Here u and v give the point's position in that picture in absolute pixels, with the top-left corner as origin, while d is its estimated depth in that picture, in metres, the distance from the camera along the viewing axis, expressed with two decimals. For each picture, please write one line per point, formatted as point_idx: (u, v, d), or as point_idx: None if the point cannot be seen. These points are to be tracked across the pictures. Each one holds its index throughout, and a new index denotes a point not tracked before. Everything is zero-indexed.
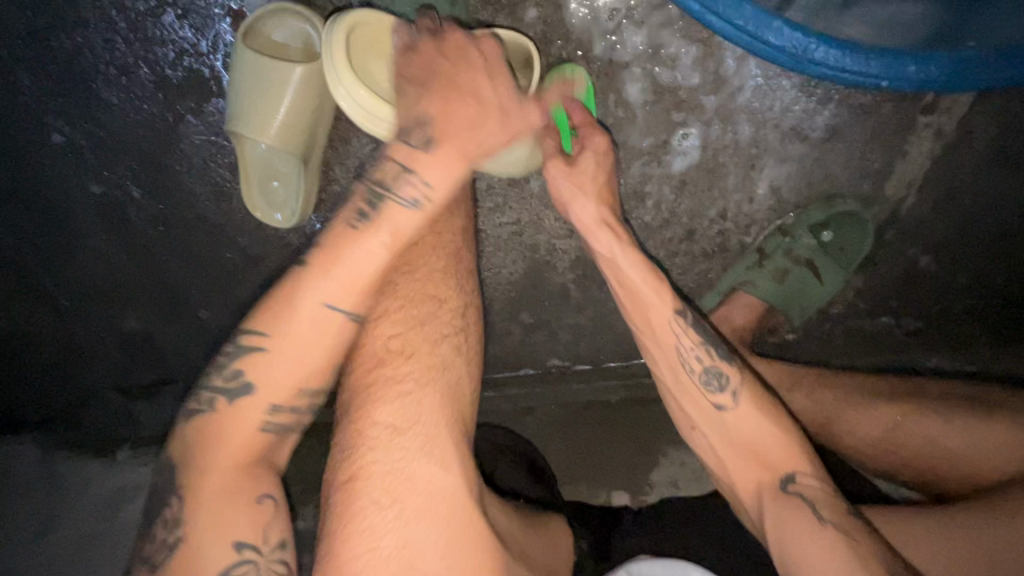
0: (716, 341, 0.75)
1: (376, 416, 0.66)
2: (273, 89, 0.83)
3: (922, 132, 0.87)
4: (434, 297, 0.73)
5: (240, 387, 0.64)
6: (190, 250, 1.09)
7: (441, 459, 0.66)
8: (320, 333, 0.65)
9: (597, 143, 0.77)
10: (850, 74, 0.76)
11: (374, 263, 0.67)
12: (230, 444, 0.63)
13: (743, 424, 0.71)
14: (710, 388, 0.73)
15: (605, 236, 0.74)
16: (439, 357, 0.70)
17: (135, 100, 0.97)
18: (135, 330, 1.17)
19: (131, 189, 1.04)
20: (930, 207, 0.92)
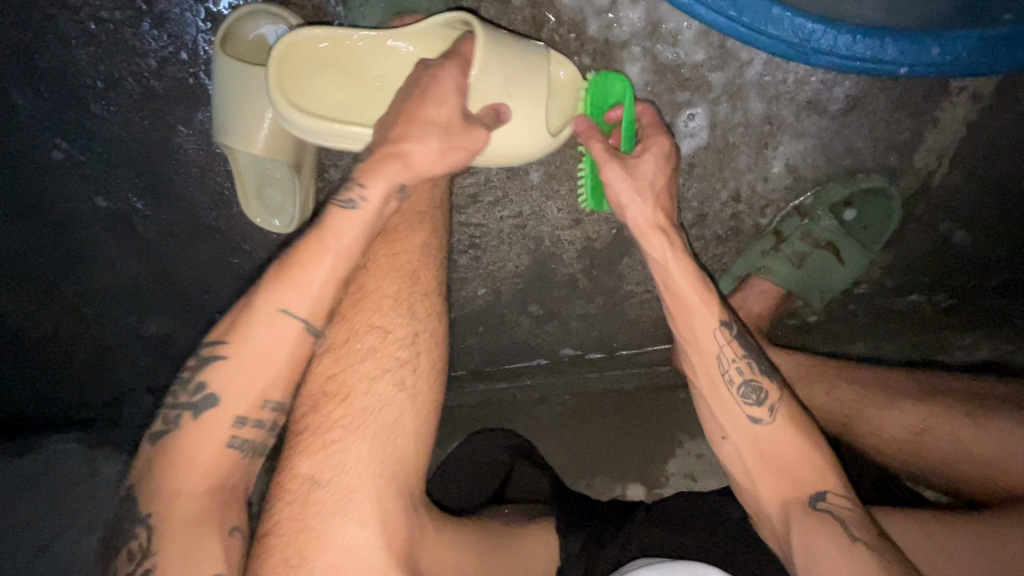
0: (759, 356, 0.73)
1: (299, 466, 0.66)
2: (259, 96, 0.81)
3: (956, 96, 0.79)
4: (381, 327, 0.70)
5: (204, 400, 0.64)
6: (198, 257, 1.10)
7: (359, 516, 0.65)
8: (280, 343, 0.64)
9: (657, 145, 0.73)
10: (861, 63, 0.70)
11: (313, 274, 0.65)
12: (196, 466, 0.62)
13: (779, 440, 0.68)
14: (746, 401, 0.70)
15: (661, 240, 0.72)
16: (377, 397, 0.68)
17: (126, 113, 0.96)
18: (158, 334, 1.21)
19: (134, 202, 1.05)
20: (965, 177, 0.84)
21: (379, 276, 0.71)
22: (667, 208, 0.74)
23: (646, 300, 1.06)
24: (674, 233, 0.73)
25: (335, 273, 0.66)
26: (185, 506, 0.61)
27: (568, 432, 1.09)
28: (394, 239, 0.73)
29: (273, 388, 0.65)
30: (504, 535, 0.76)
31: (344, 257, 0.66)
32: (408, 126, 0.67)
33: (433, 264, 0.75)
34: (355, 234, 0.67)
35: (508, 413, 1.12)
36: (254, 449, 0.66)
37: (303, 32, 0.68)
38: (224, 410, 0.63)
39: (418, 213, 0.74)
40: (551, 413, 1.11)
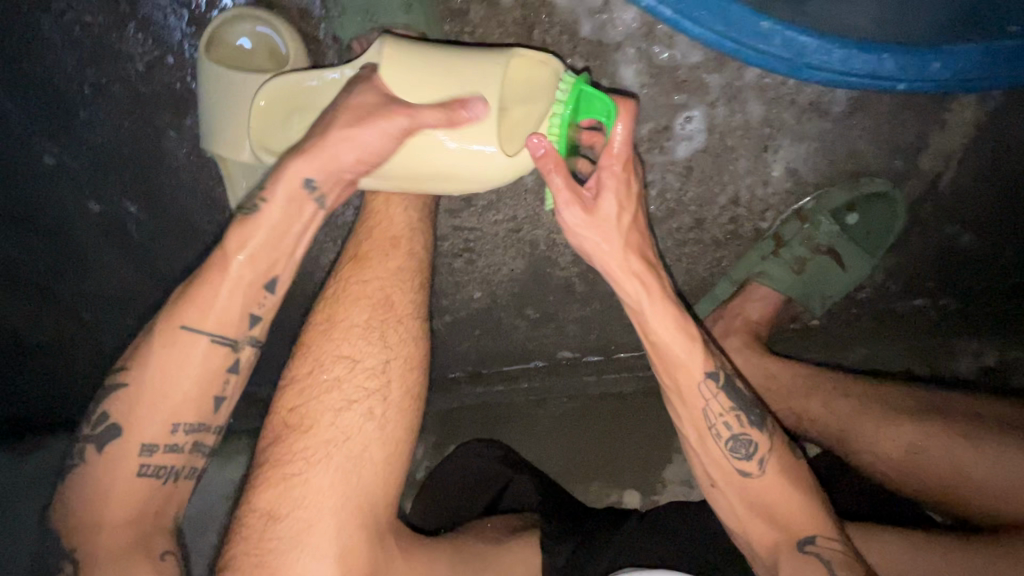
0: (747, 405, 0.70)
1: (257, 500, 0.64)
2: (244, 101, 0.79)
3: (964, 98, 0.76)
4: (348, 357, 0.68)
5: (107, 431, 0.64)
6: (192, 260, 1.09)
7: (316, 551, 0.63)
8: (182, 363, 0.64)
9: (612, 173, 0.67)
10: (855, 78, 0.69)
11: (216, 288, 0.65)
12: (113, 495, 0.63)
13: (769, 492, 0.67)
14: (735, 454, 0.68)
15: (637, 281, 0.68)
16: (341, 429, 0.66)
17: (115, 118, 0.95)
18: None
19: (127, 206, 1.04)
20: (972, 180, 0.81)
21: (350, 303, 0.71)
22: (644, 249, 0.70)
23: None
24: (651, 269, 0.69)
25: (241, 284, 0.66)
26: (110, 537, 0.63)
27: (567, 434, 1.09)
28: (365, 265, 0.73)
29: (183, 409, 0.65)
30: (483, 555, 0.73)
31: (252, 264, 0.66)
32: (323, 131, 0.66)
33: (410, 287, 0.74)
34: (263, 241, 0.66)
35: (506, 415, 1.12)
36: (175, 473, 0.66)
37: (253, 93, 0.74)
38: (129, 440, 0.64)
39: (394, 236, 0.75)
40: (550, 418, 1.11)
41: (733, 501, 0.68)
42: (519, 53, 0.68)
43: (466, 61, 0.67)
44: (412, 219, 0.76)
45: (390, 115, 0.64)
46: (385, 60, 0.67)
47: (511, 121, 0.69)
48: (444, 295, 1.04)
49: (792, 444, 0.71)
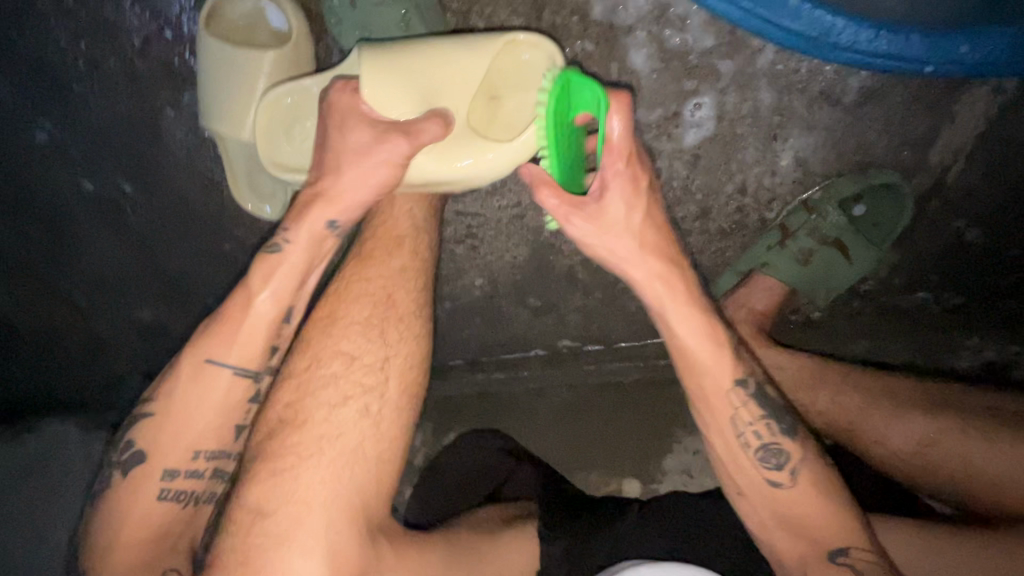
0: (778, 412, 0.69)
1: (249, 494, 0.64)
2: (246, 79, 0.78)
3: (977, 89, 0.75)
4: (346, 353, 0.67)
5: (134, 455, 0.65)
6: (188, 241, 1.07)
7: (304, 547, 0.62)
8: (204, 394, 0.65)
9: (619, 177, 0.62)
10: (881, 60, 0.67)
11: (241, 323, 0.66)
12: (132, 514, 0.64)
13: (800, 504, 0.66)
14: (766, 465, 0.68)
15: (667, 290, 0.66)
16: (335, 424, 0.65)
17: (110, 93, 0.92)
18: (149, 320, 1.20)
19: (122, 185, 1.02)
20: (980, 174, 0.81)
21: (348, 300, 0.70)
22: (675, 255, 0.67)
23: None
24: (677, 272, 0.67)
25: (264, 320, 0.66)
26: (123, 556, 0.63)
27: (565, 424, 1.09)
28: (368, 263, 0.72)
29: (204, 437, 0.65)
30: (478, 548, 0.72)
31: (275, 300, 0.67)
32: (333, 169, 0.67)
33: (414, 287, 0.72)
34: (290, 277, 0.67)
35: (506, 403, 1.12)
36: (195, 497, 0.66)
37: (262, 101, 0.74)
38: (155, 464, 0.64)
39: (398, 235, 0.73)
40: (548, 407, 1.11)
41: (761, 513, 0.68)
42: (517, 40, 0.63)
43: (449, 59, 0.66)
44: (418, 221, 0.75)
45: (394, 143, 0.64)
46: (368, 80, 0.66)
47: (508, 112, 0.65)
48: (445, 282, 1.03)
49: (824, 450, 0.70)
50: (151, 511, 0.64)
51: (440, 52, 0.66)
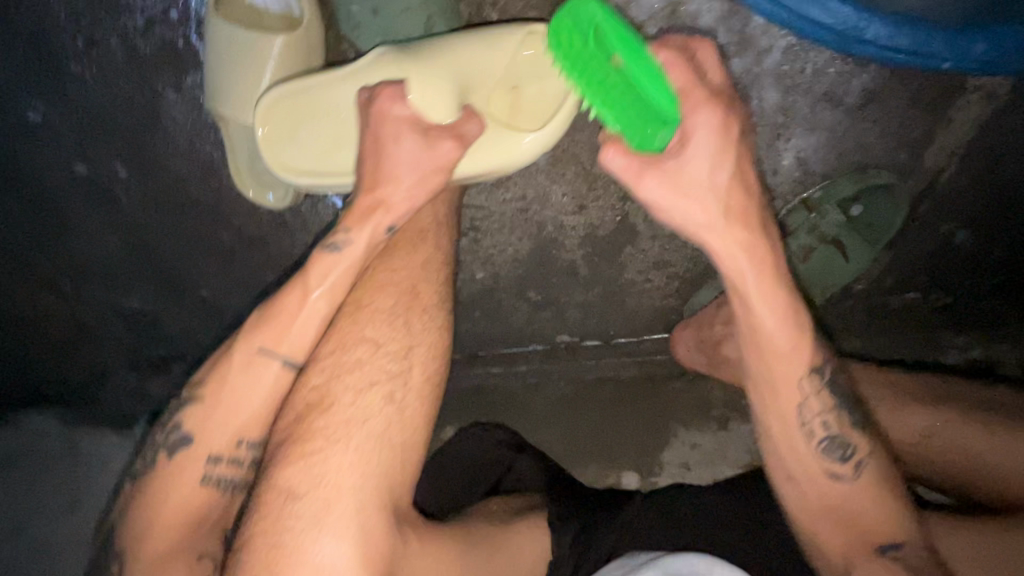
0: (846, 407, 0.69)
1: (277, 477, 0.62)
2: (253, 62, 0.77)
3: (970, 96, 0.75)
4: (371, 339, 0.67)
5: (180, 439, 0.66)
6: (184, 229, 1.05)
7: (336, 529, 0.61)
8: (254, 383, 0.66)
9: (705, 124, 0.59)
10: (900, 56, 0.66)
11: (295, 315, 0.66)
12: (170, 501, 0.65)
13: (858, 496, 0.66)
14: (829, 455, 0.67)
15: (750, 275, 0.62)
16: (362, 409, 0.64)
17: (109, 75, 0.90)
18: (139, 310, 1.19)
19: (117, 170, 0.99)
20: (971, 179, 0.83)
21: (376, 289, 0.70)
22: (767, 238, 0.64)
23: (647, 290, 1.03)
24: (767, 257, 0.63)
25: (317, 315, 0.67)
26: (160, 538, 0.64)
27: (564, 420, 1.10)
28: (394, 255, 0.72)
29: (251, 425, 0.66)
30: (492, 534, 0.72)
31: (328, 296, 0.67)
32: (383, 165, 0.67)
33: (436, 279, 0.72)
34: (346, 274, 0.67)
35: (504, 397, 1.13)
36: (233, 483, 0.67)
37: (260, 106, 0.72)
38: (200, 450, 0.66)
39: (421, 229, 0.73)
40: (546, 400, 1.11)
41: (812, 501, 0.68)
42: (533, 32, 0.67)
43: (470, 54, 0.68)
44: (440, 215, 0.75)
45: (447, 149, 0.67)
46: (415, 89, 0.67)
47: (529, 99, 0.70)
48: None
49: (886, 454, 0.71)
50: (195, 496, 0.66)
51: (461, 51, 0.68)
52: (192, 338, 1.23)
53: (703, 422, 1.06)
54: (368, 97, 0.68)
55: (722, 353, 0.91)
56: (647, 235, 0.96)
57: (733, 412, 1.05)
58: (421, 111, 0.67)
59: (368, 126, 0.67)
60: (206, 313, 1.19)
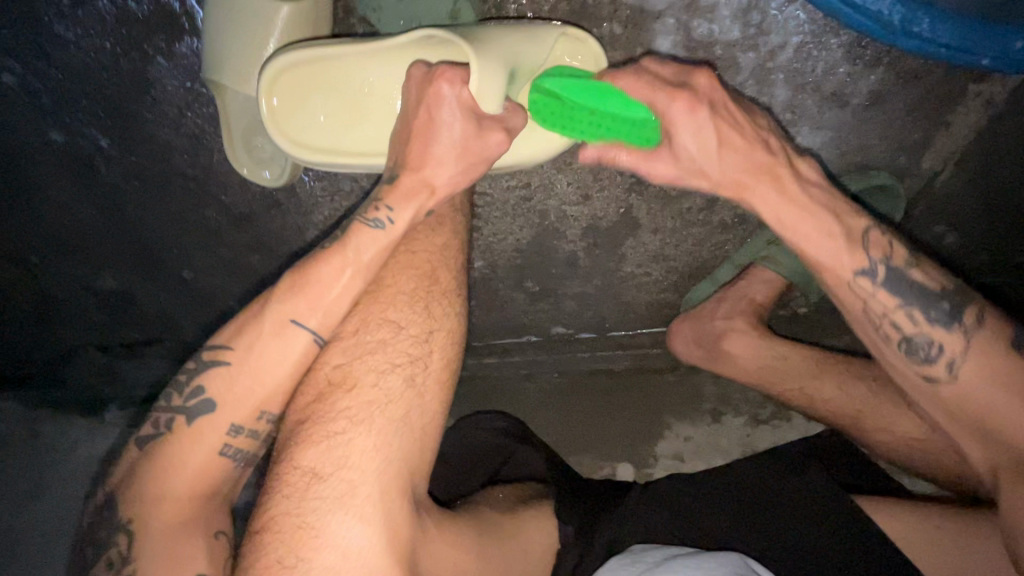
0: (929, 302, 0.66)
1: (299, 457, 0.61)
2: (262, 30, 0.73)
3: (970, 101, 0.78)
4: (395, 322, 0.67)
5: (197, 405, 0.63)
6: (168, 205, 1.00)
7: (361, 512, 0.59)
8: (282, 352, 0.63)
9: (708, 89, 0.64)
10: (945, 50, 0.67)
11: (331, 286, 0.65)
12: (178, 480, 0.62)
13: (966, 397, 0.65)
14: (916, 357, 0.67)
15: (786, 219, 0.67)
16: (383, 391, 0.63)
17: (95, 36, 0.85)
18: (112, 290, 1.14)
19: (99, 139, 0.94)
20: (965, 182, 0.86)
21: (398, 270, 0.70)
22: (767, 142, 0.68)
23: (644, 283, 1.02)
24: (805, 189, 0.68)
25: (352, 289, 0.65)
26: (166, 513, 0.61)
27: (558, 411, 1.09)
28: (414, 238, 0.72)
29: (272, 399, 0.63)
30: (501, 521, 0.72)
31: (363, 272, 0.66)
32: (429, 146, 0.67)
33: (454, 265, 0.73)
34: (380, 251, 0.67)
35: (497, 386, 1.13)
36: (247, 458, 0.65)
37: (263, 80, 0.70)
38: (217, 419, 0.62)
39: (439, 215, 0.74)
40: (540, 392, 1.11)
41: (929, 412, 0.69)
42: (568, 32, 0.69)
43: (519, 40, 0.66)
44: (457, 203, 0.76)
45: (499, 142, 0.67)
46: (480, 71, 0.62)
47: None
48: None
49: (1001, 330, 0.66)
50: (209, 466, 0.62)
51: (515, 40, 0.66)
52: (172, 324, 1.19)
53: (696, 414, 1.04)
54: (426, 71, 0.65)
55: (722, 347, 0.94)
56: (648, 227, 0.93)
57: (727, 406, 1.03)
58: (477, 97, 0.64)
59: (423, 103, 0.65)
60: (185, 296, 1.14)
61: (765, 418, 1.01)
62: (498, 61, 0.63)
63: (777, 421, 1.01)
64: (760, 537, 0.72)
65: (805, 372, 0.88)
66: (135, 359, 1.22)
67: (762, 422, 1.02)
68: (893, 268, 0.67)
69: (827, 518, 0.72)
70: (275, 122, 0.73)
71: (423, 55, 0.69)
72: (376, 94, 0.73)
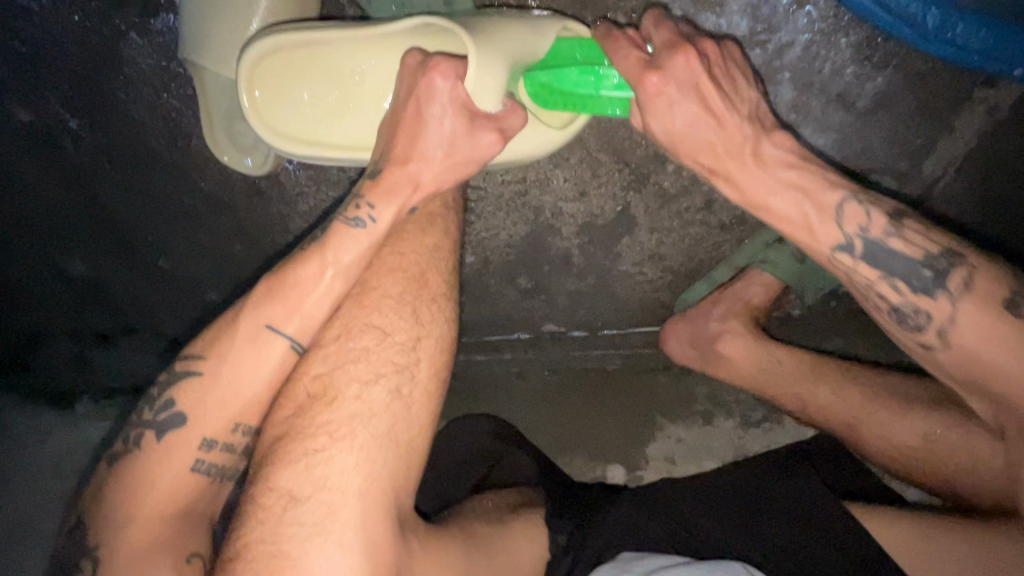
0: (913, 267, 0.63)
1: (278, 479, 0.58)
2: (244, 7, 0.69)
3: (974, 107, 0.77)
4: (377, 328, 0.64)
5: (169, 419, 0.61)
6: (143, 192, 0.95)
7: (341, 540, 0.56)
8: (256, 361, 0.61)
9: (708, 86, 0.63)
10: (977, 59, 0.67)
11: (310, 290, 0.63)
12: (153, 494, 0.60)
13: (964, 361, 0.61)
14: (909, 327, 0.64)
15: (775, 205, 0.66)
16: (367, 404, 0.60)
17: (63, 9, 0.79)
18: (83, 277, 1.09)
19: (67, 119, 0.88)
20: (964, 188, 0.85)
21: (383, 272, 0.67)
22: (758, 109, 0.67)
23: (639, 282, 1.00)
24: (776, 172, 0.65)
25: (332, 293, 0.63)
26: (137, 534, 0.59)
27: (547, 410, 1.07)
28: (402, 237, 0.69)
29: (247, 412, 0.62)
30: (487, 532, 0.70)
31: (343, 273, 0.64)
32: (414, 143, 0.65)
33: (445, 268, 0.70)
34: (361, 252, 0.65)
35: (486, 383, 1.11)
36: (222, 472, 0.63)
37: (242, 65, 0.66)
38: (191, 432, 0.61)
39: (429, 214, 0.71)
40: (531, 389, 1.09)
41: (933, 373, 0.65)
42: (569, 28, 0.67)
43: (523, 38, 0.64)
44: (449, 201, 0.73)
45: (490, 143, 0.64)
46: (478, 66, 0.60)
47: None
48: None
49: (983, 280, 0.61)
50: (182, 482, 0.61)
51: (520, 38, 0.64)
52: (149, 315, 1.14)
53: (688, 416, 1.03)
54: (421, 61, 0.63)
55: (716, 349, 0.93)
56: (645, 226, 0.91)
57: (718, 408, 1.02)
58: (472, 94, 0.62)
59: (413, 95, 0.63)
60: (161, 286, 1.09)
61: (756, 420, 1.01)
62: (499, 61, 0.61)
63: (768, 425, 1.00)
64: (752, 542, 0.72)
65: (800, 377, 0.88)
66: (108, 351, 1.17)
67: (754, 424, 1.01)
68: (868, 241, 0.64)
69: (821, 531, 0.71)
70: (256, 110, 0.69)
71: (420, 44, 0.66)
72: (367, 84, 0.69)
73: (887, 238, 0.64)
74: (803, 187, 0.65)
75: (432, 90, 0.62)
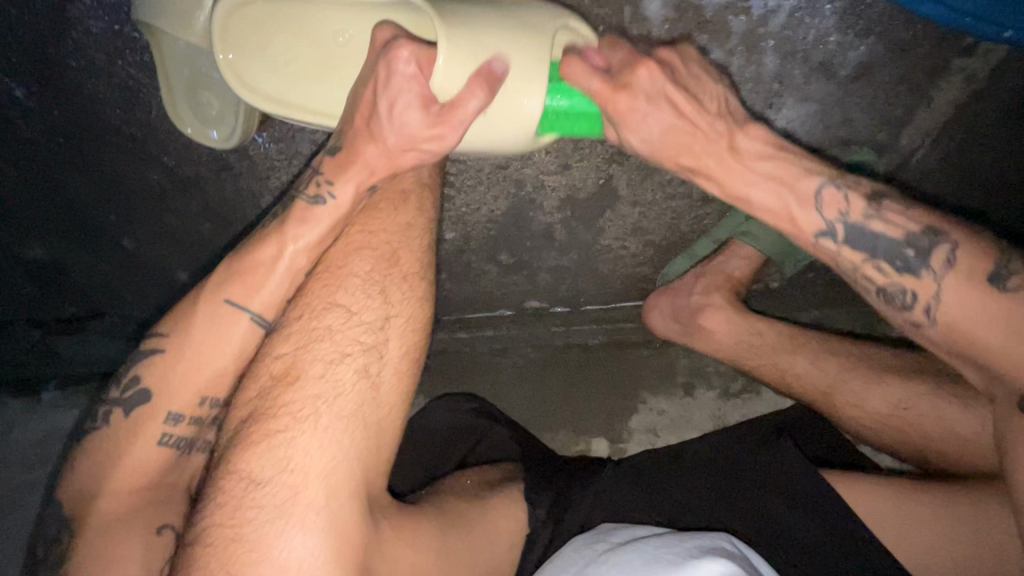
0: (892, 247, 0.64)
1: (240, 461, 0.57)
2: None
3: (952, 76, 0.77)
4: (343, 306, 0.62)
5: (135, 395, 0.63)
6: (99, 167, 0.90)
7: (304, 521, 0.55)
8: (222, 337, 0.63)
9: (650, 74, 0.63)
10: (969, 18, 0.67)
11: (269, 274, 0.64)
12: (125, 469, 0.61)
13: (957, 323, 0.60)
14: (895, 304, 0.64)
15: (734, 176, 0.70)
16: (332, 384, 0.59)
17: None
18: (42, 261, 1.04)
19: (12, 88, 0.82)
20: (937, 160, 0.86)
21: (352, 251, 0.65)
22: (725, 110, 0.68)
23: (620, 256, 0.99)
24: (752, 163, 0.67)
25: (293, 268, 0.64)
26: (112, 507, 0.60)
27: (532, 383, 1.07)
28: (373, 214, 0.67)
29: (213, 387, 0.63)
30: (463, 512, 0.69)
31: (304, 249, 0.64)
32: (371, 120, 0.63)
33: (417, 245, 0.68)
34: (319, 232, 0.65)
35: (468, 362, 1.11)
36: (193, 446, 0.64)
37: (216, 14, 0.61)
38: (157, 408, 0.62)
39: (405, 191, 0.69)
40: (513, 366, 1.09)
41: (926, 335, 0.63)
42: (569, 23, 0.66)
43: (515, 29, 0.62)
44: (424, 177, 0.70)
45: (441, 136, 0.62)
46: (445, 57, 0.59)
47: None
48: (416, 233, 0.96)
49: (985, 254, 0.60)
50: (151, 459, 0.62)
51: (502, 29, 0.62)
52: (115, 299, 1.10)
53: (670, 388, 1.04)
54: (388, 39, 0.61)
55: (698, 322, 0.94)
56: (627, 200, 0.90)
57: (699, 380, 1.04)
58: (439, 92, 0.61)
59: (372, 81, 0.61)
60: (126, 268, 1.05)
61: (735, 391, 1.03)
62: (469, 53, 0.60)
63: (747, 395, 1.03)
64: (728, 514, 0.73)
65: (778, 348, 0.89)
66: (71, 337, 1.12)
67: (732, 395, 1.03)
68: (852, 224, 0.65)
69: (800, 502, 0.72)
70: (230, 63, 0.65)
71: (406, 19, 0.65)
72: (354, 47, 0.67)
73: (866, 221, 0.65)
74: (780, 176, 0.67)
75: (389, 76, 0.60)
